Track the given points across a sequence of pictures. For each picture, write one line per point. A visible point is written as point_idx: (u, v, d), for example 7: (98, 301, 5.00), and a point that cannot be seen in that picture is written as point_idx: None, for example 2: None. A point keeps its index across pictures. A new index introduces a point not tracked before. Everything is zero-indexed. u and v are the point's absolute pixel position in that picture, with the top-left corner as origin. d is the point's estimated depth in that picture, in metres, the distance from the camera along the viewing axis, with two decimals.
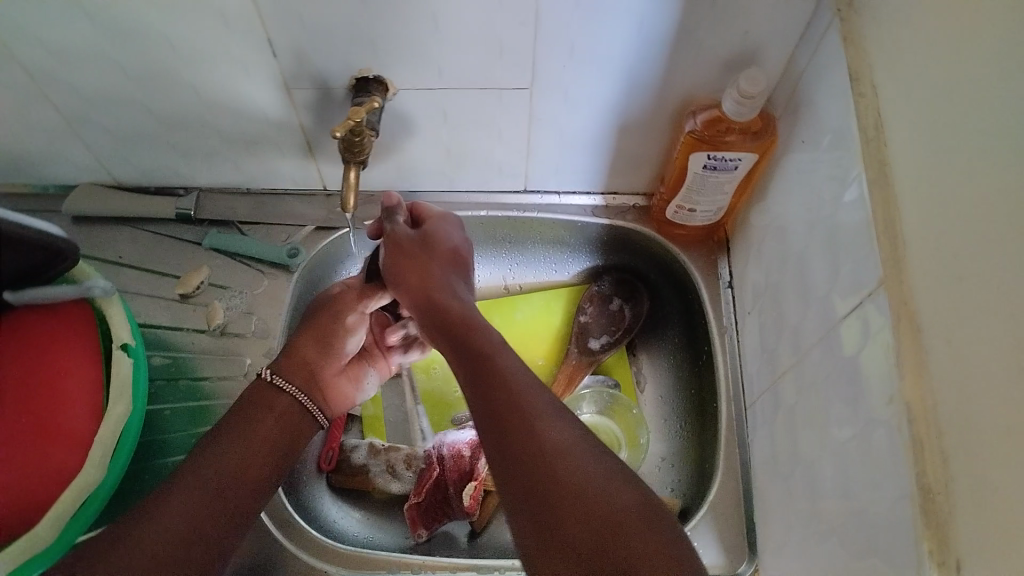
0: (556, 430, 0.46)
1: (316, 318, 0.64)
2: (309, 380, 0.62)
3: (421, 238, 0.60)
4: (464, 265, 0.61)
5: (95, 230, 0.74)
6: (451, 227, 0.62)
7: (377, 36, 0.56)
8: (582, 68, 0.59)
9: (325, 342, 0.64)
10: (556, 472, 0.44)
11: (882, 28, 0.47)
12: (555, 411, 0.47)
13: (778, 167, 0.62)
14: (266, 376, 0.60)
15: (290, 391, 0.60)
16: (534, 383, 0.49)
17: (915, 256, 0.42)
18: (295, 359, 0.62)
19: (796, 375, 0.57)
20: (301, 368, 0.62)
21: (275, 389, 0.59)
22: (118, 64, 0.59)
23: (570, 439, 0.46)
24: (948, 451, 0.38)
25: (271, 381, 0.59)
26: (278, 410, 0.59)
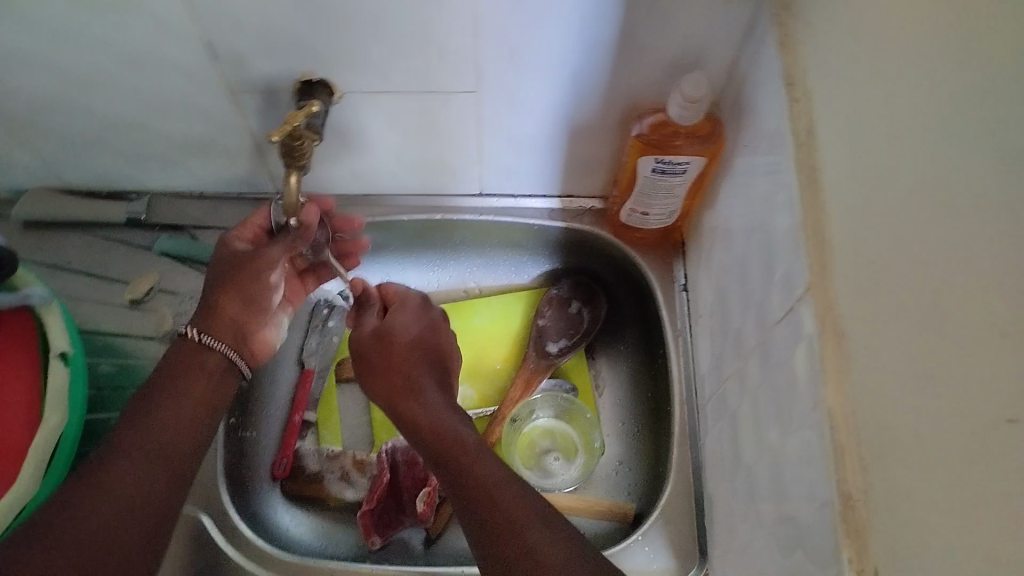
0: (506, 486, 0.47)
1: (234, 265, 0.58)
2: (233, 337, 0.58)
3: (382, 329, 0.63)
4: (431, 349, 0.63)
5: (44, 236, 0.73)
6: (412, 315, 0.65)
7: (317, 41, 0.55)
8: (527, 72, 0.59)
9: (251, 299, 0.59)
10: (515, 525, 0.44)
11: (815, 32, 0.47)
12: (532, 517, 0.45)
13: (724, 171, 0.62)
14: (193, 337, 0.56)
15: (221, 349, 0.57)
16: (514, 481, 0.48)
17: (840, 261, 0.42)
18: (218, 314, 0.57)
19: (739, 380, 0.57)
20: (229, 327, 0.58)
21: (202, 346, 0.56)
22: (56, 69, 0.58)
23: (523, 498, 0.46)
24: (867, 458, 0.38)
25: (200, 341, 0.56)
26: (209, 369, 0.56)
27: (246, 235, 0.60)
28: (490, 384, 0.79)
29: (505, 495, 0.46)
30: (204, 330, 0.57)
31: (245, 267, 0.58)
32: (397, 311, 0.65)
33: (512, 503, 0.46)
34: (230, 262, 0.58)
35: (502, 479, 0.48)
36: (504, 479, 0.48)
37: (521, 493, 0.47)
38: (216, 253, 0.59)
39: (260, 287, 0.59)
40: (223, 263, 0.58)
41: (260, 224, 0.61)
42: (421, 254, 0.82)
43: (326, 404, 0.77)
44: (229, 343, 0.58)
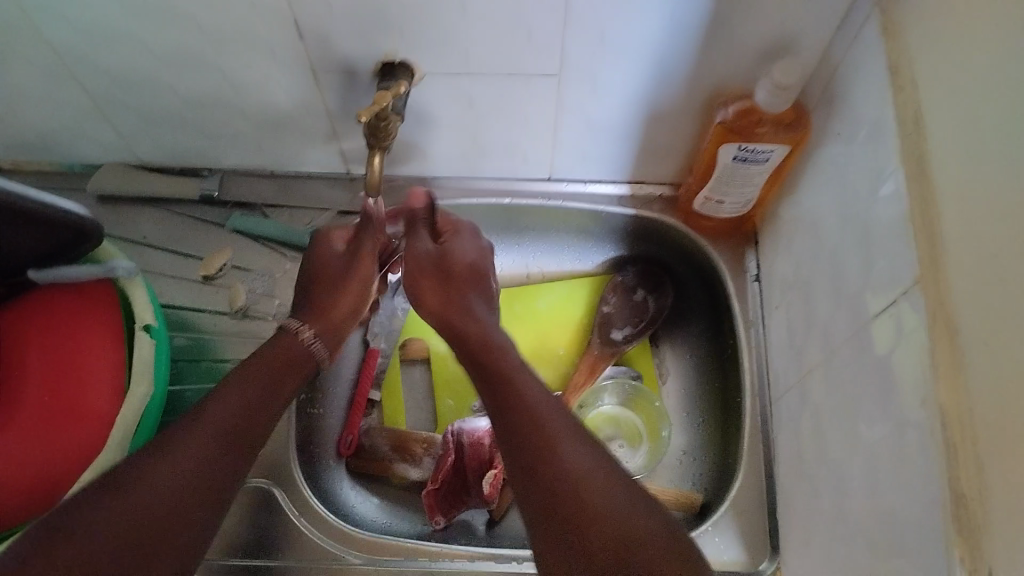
0: (582, 463, 0.46)
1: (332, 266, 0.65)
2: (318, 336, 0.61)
3: (441, 250, 0.65)
4: (481, 280, 0.66)
5: (121, 211, 0.74)
6: (466, 237, 0.67)
7: (404, 22, 0.55)
8: (612, 57, 0.58)
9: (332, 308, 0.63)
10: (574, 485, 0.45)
11: (926, 20, 0.46)
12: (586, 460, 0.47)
13: (810, 159, 0.61)
14: (295, 335, 0.58)
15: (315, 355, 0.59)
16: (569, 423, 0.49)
17: (953, 255, 0.42)
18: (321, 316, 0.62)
19: (827, 374, 0.56)
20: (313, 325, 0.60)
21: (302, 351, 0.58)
22: (145, 45, 0.58)
23: (598, 468, 0.46)
24: (981, 456, 0.38)
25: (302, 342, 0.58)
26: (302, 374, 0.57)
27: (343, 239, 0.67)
28: (553, 369, 0.78)
29: (584, 480, 0.45)
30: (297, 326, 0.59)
31: (335, 264, 0.65)
32: (454, 234, 0.66)
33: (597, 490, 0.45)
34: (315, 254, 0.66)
35: (586, 458, 0.47)
36: (571, 443, 0.48)
37: (602, 468, 0.46)
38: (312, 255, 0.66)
39: (352, 288, 0.65)
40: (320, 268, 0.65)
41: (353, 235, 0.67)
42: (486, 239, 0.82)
43: (392, 385, 0.78)
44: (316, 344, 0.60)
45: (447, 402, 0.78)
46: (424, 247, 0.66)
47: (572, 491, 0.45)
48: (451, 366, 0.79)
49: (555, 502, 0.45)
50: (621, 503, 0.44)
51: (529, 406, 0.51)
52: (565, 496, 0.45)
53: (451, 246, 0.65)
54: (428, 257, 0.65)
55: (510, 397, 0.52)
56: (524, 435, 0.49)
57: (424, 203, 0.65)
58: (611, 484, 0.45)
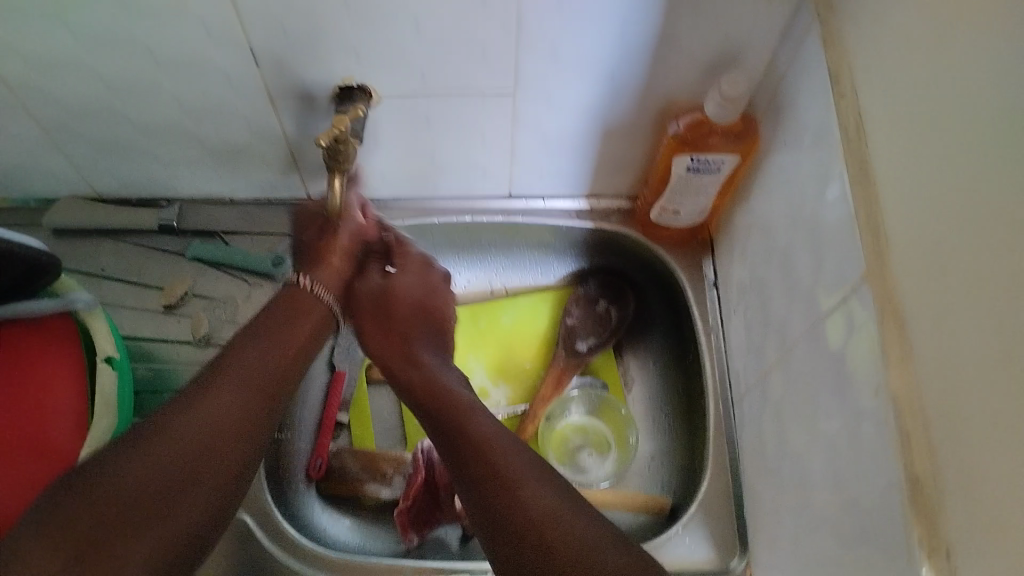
0: (537, 490, 0.48)
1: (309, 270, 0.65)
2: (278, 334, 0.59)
3: (388, 286, 0.68)
4: (428, 318, 0.68)
5: (77, 243, 0.74)
6: (413, 274, 0.69)
7: (360, 45, 0.56)
8: (565, 74, 0.60)
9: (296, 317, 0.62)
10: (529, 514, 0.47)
11: (862, 31, 0.48)
12: (537, 482, 0.49)
13: (759, 167, 0.63)
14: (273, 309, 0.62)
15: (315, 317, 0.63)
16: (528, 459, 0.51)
17: (899, 252, 0.43)
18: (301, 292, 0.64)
19: (786, 374, 0.58)
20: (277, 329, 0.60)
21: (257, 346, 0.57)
22: (98, 75, 0.58)
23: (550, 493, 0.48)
24: (935, 442, 0.40)
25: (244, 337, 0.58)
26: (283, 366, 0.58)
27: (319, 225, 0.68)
28: (520, 383, 0.79)
29: (536, 507, 0.47)
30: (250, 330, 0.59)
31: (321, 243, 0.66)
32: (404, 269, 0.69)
33: (556, 514, 0.46)
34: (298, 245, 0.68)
35: (538, 488, 0.48)
36: (533, 482, 0.49)
37: (561, 496, 0.48)
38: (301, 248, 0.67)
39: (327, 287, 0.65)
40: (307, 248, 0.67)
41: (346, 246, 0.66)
42: (448, 256, 0.82)
43: (360, 406, 0.78)
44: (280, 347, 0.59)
45: (416, 420, 0.78)
46: (372, 281, 0.68)
47: (527, 521, 0.46)
48: None
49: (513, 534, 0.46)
50: (571, 519, 0.46)
51: (485, 444, 0.52)
52: (522, 527, 0.46)
53: (400, 281, 0.68)
54: (376, 293, 0.68)
55: (463, 440, 0.53)
56: (480, 474, 0.50)
57: (376, 233, 0.69)
58: (572, 511, 0.47)
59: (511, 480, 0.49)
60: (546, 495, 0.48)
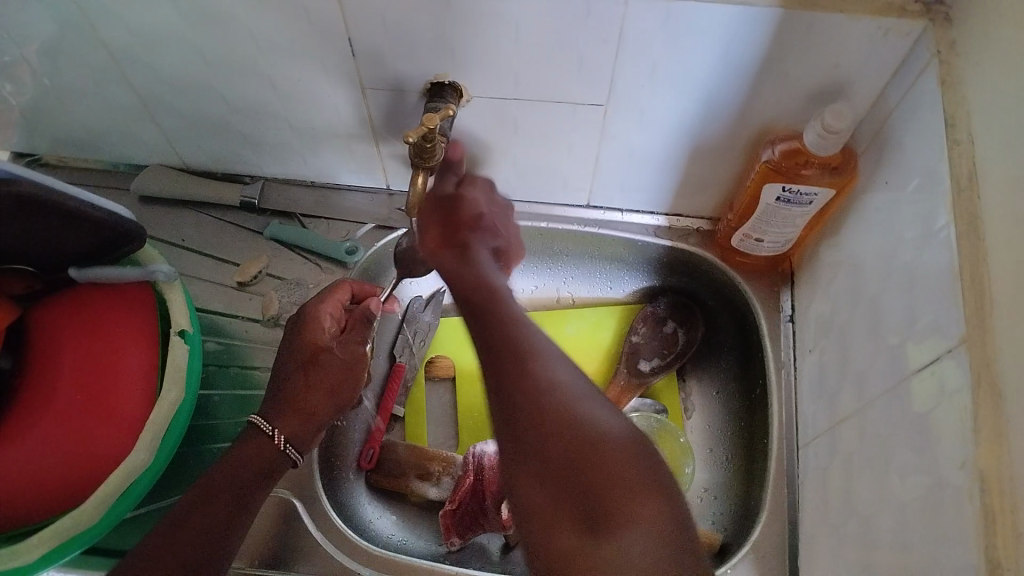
0: (557, 398, 0.42)
1: (298, 347, 0.60)
2: (304, 425, 0.58)
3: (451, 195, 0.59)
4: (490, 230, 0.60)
5: (161, 211, 0.75)
6: (483, 186, 0.61)
7: (456, 44, 0.56)
8: (661, 90, 0.58)
9: (298, 403, 0.58)
10: (541, 389, 0.42)
11: (987, 75, 0.45)
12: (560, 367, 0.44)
13: (854, 204, 0.60)
14: (268, 433, 0.57)
15: (293, 456, 0.57)
16: (551, 346, 0.45)
17: (1003, 317, 0.41)
18: (294, 404, 0.58)
19: (860, 424, 0.55)
20: (298, 421, 0.58)
21: (264, 437, 0.57)
22: (198, 52, 0.59)
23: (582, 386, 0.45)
24: (1022, 526, 0.37)
25: (280, 446, 0.56)
26: (268, 463, 0.56)
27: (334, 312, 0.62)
28: None
29: (558, 407, 0.41)
30: (275, 422, 0.57)
31: (330, 354, 0.60)
32: (471, 186, 0.60)
33: (575, 418, 0.41)
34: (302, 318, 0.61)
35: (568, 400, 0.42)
36: (553, 360, 0.44)
37: (585, 395, 0.43)
38: (299, 337, 0.60)
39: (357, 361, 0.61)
40: (320, 354, 0.60)
41: (341, 300, 0.64)
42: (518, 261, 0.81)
43: (416, 399, 0.79)
44: (293, 439, 0.57)
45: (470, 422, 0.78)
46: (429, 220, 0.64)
47: (544, 438, 0.41)
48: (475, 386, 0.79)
49: (525, 434, 0.41)
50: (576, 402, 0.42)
51: (523, 337, 0.45)
52: (538, 432, 0.41)
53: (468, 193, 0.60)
54: (436, 203, 0.59)
55: (500, 325, 0.46)
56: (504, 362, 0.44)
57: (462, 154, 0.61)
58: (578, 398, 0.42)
59: (528, 372, 0.43)
60: (593, 410, 0.42)
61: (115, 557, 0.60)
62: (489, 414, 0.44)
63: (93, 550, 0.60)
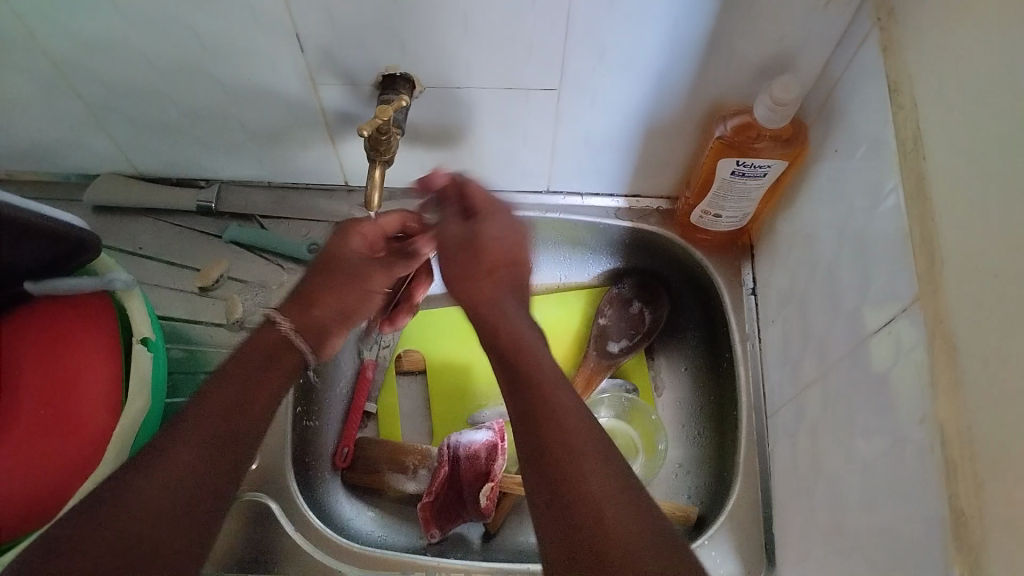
0: (599, 486, 0.45)
1: (330, 249, 0.63)
2: (317, 336, 0.60)
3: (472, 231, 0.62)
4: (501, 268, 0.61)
5: (117, 221, 0.74)
6: (503, 217, 0.62)
7: (405, 34, 0.55)
8: (612, 72, 0.59)
9: (307, 311, 0.60)
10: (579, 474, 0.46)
11: (926, 39, 0.46)
12: (596, 454, 0.47)
13: (807, 174, 0.62)
14: (280, 330, 0.58)
15: (300, 347, 0.58)
16: (587, 418, 0.50)
17: (953, 273, 0.42)
18: (309, 308, 0.60)
19: (824, 388, 0.57)
20: (312, 327, 0.60)
21: (288, 344, 0.57)
22: (143, 56, 0.58)
23: (615, 485, 0.45)
24: (982, 473, 0.39)
25: (285, 336, 0.58)
26: (287, 368, 0.56)
27: (367, 235, 0.64)
28: None
29: (607, 505, 0.44)
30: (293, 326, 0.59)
31: (347, 270, 0.63)
32: (490, 215, 0.62)
33: (620, 513, 0.44)
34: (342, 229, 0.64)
35: (603, 459, 0.47)
36: (595, 460, 0.47)
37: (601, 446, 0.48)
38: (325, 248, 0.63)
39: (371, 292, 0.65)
40: (337, 262, 0.63)
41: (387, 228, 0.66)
42: None
43: (389, 394, 0.78)
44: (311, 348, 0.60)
45: (445, 413, 0.78)
46: (455, 227, 0.63)
47: (586, 503, 0.44)
48: (448, 375, 0.80)
49: (563, 495, 0.45)
50: (629, 508, 0.44)
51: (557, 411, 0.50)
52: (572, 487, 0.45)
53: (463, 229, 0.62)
54: (459, 238, 0.62)
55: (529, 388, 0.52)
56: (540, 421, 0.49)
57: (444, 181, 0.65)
58: (629, 496, 0.45)
59: (564, 433, 0.48)
60: (609, 474, 0.46)
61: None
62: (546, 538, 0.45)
63: None
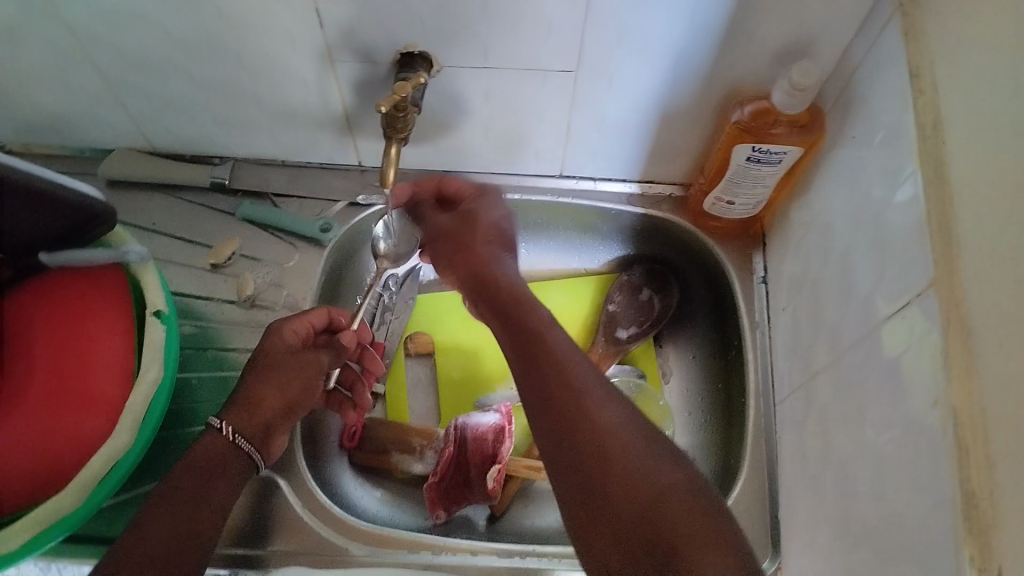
0: (611, 419, 0.45)
1: (273, 350, 0.59)
2: (262, 437, 0.57)
3: (462, 214, 0.66)
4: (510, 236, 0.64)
5: (131, 196, 0.74)
6: (491, 202, 0.66)
7: (425, 12, 0.55)
8: (630, 55, 0.59)
9: (253, 408, 0.56)
10: (582, 401, 0.46)
11: (949, 24, 0.46)
12: (595, 385, 0.47)
13: (823, 161, 0.62)
14: (223, 433, 0.55)
15: (247, 449, 0.55)
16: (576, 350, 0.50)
17: (971, 259, 0.42)
18: (250, 408, 0.56)
19: (835, 375, 0.57)
20: (258, 426, 0.56)
21: (232, 447, 0.55)
22: (163, 29, 0.58)
23: (624, 420, 0.45)
24: (993, 458, 0.39)
25: (232, 441, 0.55)
26: (232, 472, 0.54)
27: (300, 329, 0.61)
28: None
29: (615, 436, 0.44)
30: (237, 428, 0.55)
31: (287, 362, 0.59)
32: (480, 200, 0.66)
33: (628, 447, 0.44)
34: (270, 330, 0.60)
35: (631, 436, 0.45)
36: (598, 392, 0.47)
37: (628, 419, 0.46)
38: (260, 347, 0.59)
39: (306, 383, 0.60)
40: (275, 357, 0.58)
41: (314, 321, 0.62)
42: (515, 237, 0.81)
43: (396, 375, 0.79)
44: (255, 446, 0.56)
45: (453, 393, 0.78)
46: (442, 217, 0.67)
47: (595, 428, 0.45)
48: (457, 360, 0.80)
49: (579, 443, 0.45)
50: (632, 433, 0.45)
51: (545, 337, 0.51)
52: (597, 467, 0.44)
53: (479, 207, 0.65)
54: (450, 222, 0.66)
55: (542, 353, 0.50)
56: (551, 385, 0.48)
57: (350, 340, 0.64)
58: (635, 426, 0.45)
59: (588, 415, 0.46)
60: (607, 403, 0.46)
61: (103, 545, 0.59)
62: (555, 468, 0.46)
63: (77, 538, 0.60)
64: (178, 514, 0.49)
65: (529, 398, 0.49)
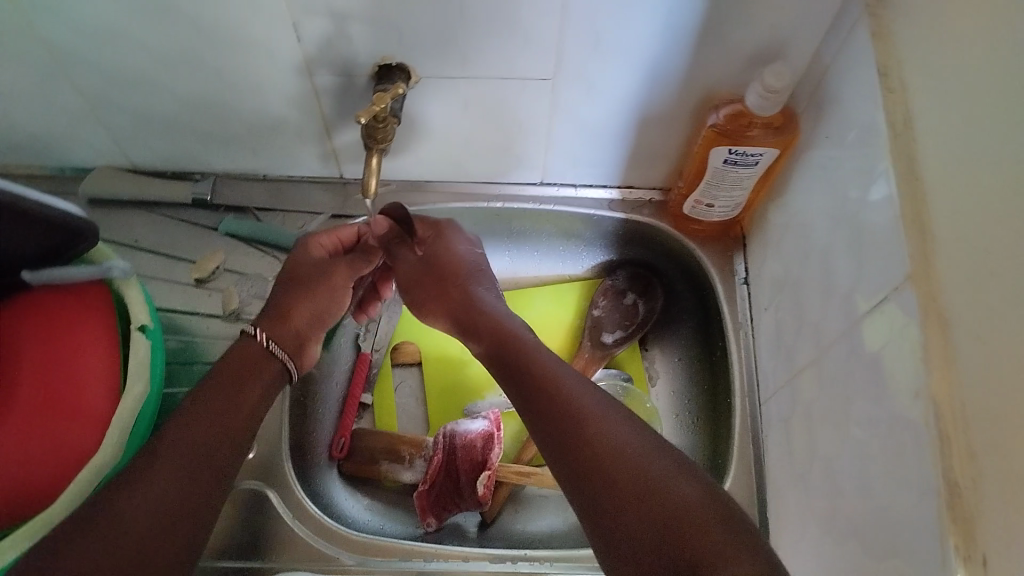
0: (620, 443, 0.46)
1: (302, 265, 0.61)
2: (295, 342, 0.58)
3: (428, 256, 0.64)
4: (484, 272, 0.64)
5: (113, 214, 0.74)
6: (458, 234, 0.65)
7: (402, 24, 0.56)
8: (607, 61, 0.59)
9: (283, 319, 0.58)
10: (589, 429, 0.47)
11: (915, 24, 0.47)
12: (601, 412, 0.48)
13: (800, 161, 0.62)
14: (258, 340, 0.56)
15: (281, 357, 0.57)
16: (578, 377, 0.52)
17: (946, 252, 0.43)
18: (282, 318, 0.58)
19: (818, 373, 0.57)
20: (290, 333, 0.58)
21: (265, 354, 0.56)
22: (142, 46, 0.58)
23: (633, 441, 0.46)
24: (976, 449, 0.39)
25: (266, 348, 0.56)
26: (265, 377, 0.55)
27: (326, 244, 0.63)
28: None
29: (624, 459, 0.45)
30: (271, 335, 0.57)
31: (315, 272, 0.61)
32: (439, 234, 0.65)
33: (639, 468, 0.45)
34: (300, 246, 0.63)
35: (641, 457, 0.45)
36: (606, 417, 0.48)
37: (637, 441, 0.46)
38: (289, 262, 0.62)
39: (336, 294, 0.62)
40: (301, 273, 0.61)
41: (342, 237, 0.64)
42: (498, 243, 0.82)
43: (384, 386, 0.79)
44: (289, 352, 0.58)
45: (440, 402, 0.78)
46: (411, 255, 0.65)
47: (604, 453, 0.46)
48: (444, 370, 0.80)
49: (591, 469, 0.46)
50: (642, 454, 0.46)
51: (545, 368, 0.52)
52: (610, 491, 0.44)
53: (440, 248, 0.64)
54: (418, 266, 0.64)
55: (542, 388, 0.51)
56: (557, 419, 0.49)
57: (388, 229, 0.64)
58: (646, 445, 0.46)
59: (595, 442, 0.47)
60: (612, 428, 0.47)
61: None
62: (573, 497, 0.47)
63: None
64: (176, 465, 0.46)
65: (540, 430, 0.50)
